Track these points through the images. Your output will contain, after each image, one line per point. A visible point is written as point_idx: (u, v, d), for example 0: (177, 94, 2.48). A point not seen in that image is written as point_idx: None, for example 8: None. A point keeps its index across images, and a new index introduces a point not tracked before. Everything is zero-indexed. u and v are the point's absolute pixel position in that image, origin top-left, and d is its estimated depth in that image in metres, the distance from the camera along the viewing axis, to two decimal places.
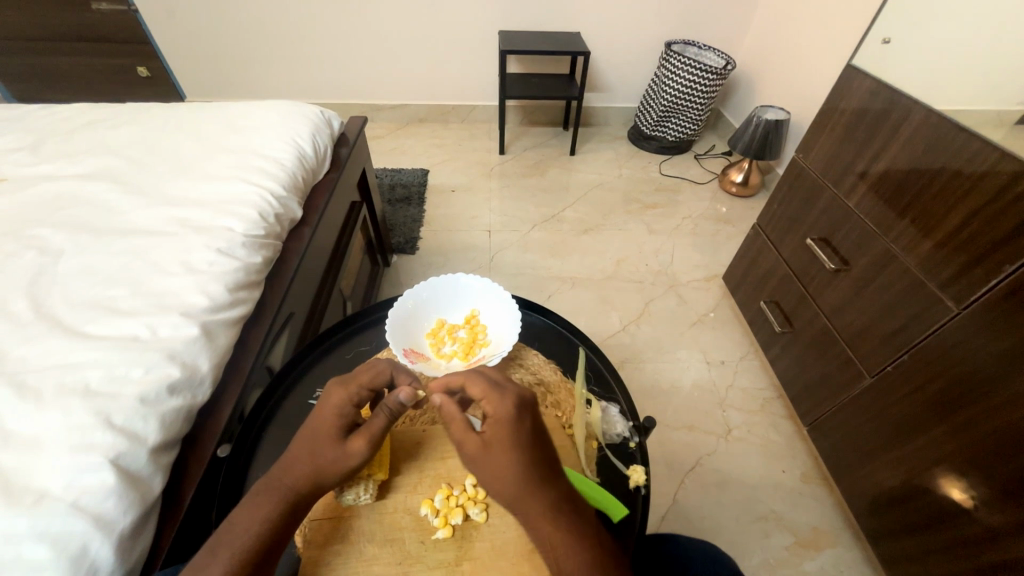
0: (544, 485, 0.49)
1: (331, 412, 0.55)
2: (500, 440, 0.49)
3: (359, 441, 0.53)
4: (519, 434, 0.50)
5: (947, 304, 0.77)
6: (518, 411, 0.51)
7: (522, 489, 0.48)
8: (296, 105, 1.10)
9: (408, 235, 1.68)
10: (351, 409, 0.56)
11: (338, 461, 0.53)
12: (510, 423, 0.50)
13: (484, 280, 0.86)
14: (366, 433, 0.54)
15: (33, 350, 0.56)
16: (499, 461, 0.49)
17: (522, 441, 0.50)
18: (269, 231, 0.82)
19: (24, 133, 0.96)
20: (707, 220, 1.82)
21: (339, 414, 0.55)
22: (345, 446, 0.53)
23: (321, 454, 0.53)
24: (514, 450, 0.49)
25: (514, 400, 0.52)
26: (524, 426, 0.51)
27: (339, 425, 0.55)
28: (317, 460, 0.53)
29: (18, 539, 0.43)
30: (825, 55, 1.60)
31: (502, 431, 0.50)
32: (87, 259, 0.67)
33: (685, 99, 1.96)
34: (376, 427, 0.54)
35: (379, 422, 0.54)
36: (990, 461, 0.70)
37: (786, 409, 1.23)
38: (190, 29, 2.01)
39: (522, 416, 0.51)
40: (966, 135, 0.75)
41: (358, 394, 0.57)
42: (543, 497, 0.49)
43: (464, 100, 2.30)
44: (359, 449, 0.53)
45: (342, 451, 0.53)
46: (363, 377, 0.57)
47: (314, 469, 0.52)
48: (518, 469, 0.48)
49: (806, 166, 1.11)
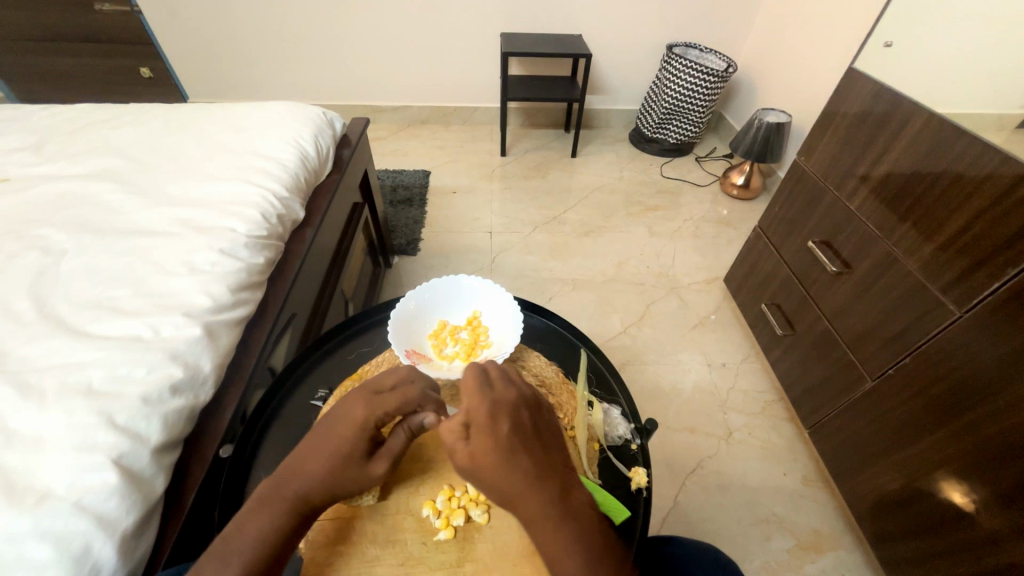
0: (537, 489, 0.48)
1: (354, 435, 0.54)
2: (485, 451, 0.49)
3: (381, 462, 0.55)
4: (501, 439, 0.50)
5: (949, 307, 0.77)
6: (498, 416, 0.51)
7: (516, 497, 0.48)
8: (299, 106, 1.10)
9: (410, 236, 1.68)
10: (373, 430, 0.55)
11: (357, 482, 0.53)
12: (491, 431, 0.50)
13: (486, 281, 0.86)
14: (389, 455, 0.56)
15: (36, 349, 0.56)
16: (489, 474, 0.48)
17: (504, 447, 0.49)
18: (272, 231, 0.82)
19: (27, 133, 0.96)
20: (708, 222, 1.82)
21: (362, 435, 0.54)
22: (367, 467, 0.54)
23: (341, 474, 0.52)
24: (499, 458, 0.49)
25: (490, 407, 0.51)
26: (503, 429, 0.50)
27: (360, 447, 0.54)
28: (336, 479, 0.52)
29: (18, 539, 0.43)
30: (826, 58, 1.60)
31: (486, 439, 0.49)
32: (91, 259, 0.67)
33: (686, 102, 1.97)
34: (395, 448, 0.57)
35: (398, 443, 0.57)
36: (993, 466, 0.70)
37: (787, 412, 1.23)
38: (192, 31, 2.02)
39: (497, 419, 0.51)
40: (968, 138, 0.75)
41: (382, 417, 0.55)
42: (536, 503, 0.48)
43: (465, 101, 2.31)
44: (379, 469, 0.55)
45: (363, 470, 0.54)
46: (390, 402, 0.56)
47: (333, 487, 0.52)
48: (508, 473, 0.48)
49: (807, 169, 1.11)
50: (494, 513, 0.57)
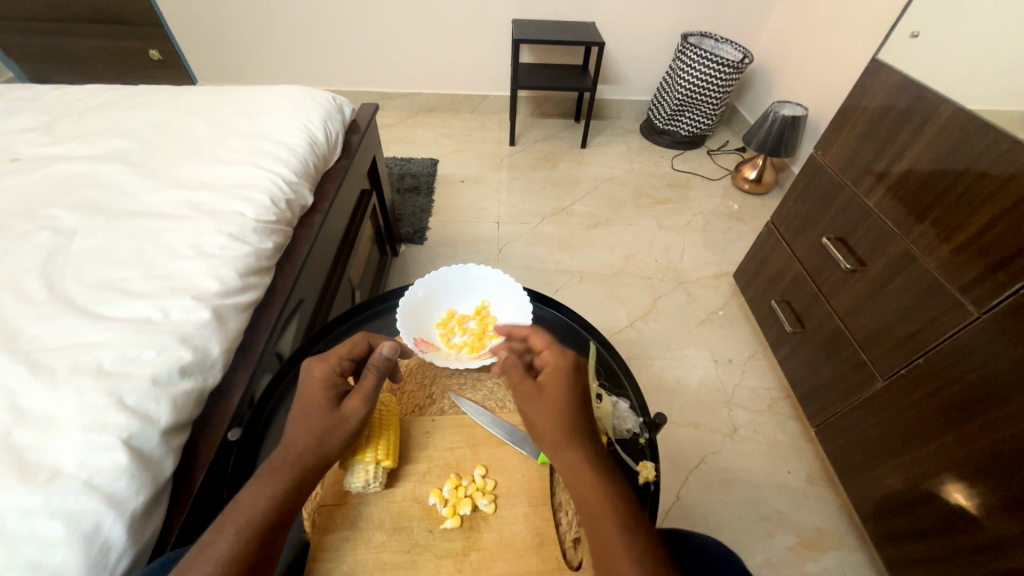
0: (586, 431, 0.55)
1: (317, 384, 0.58)
2: (554, 382, 0.58)
3: (354, 402, 0.57)
4: (573, 382, 0.58)
5: (966, 308, 0.76)
6: (573, 366, 0.60)
7: (563, 428, 0.54)
8: (308, 91, 1.09)
9: (417, 225, 1.67)
10: (336, 377, 0.59)
11: (338, 425, 0.55)
12: (565, 369, 0.59)
13: (496, 271, 0.86)
14: (359, 393, 0.57)
15: (47, 328, 0.56)
16: (552, 407, 0.56)
17: (575, 386, 0.58)
18: (281, 216, 0.82)
19: (38, 113, 0.96)
20: (718, 217, 1.80)
21: (324, 384, 0.57)
22: (339, 409, 0.56)
23: (318, 421, 0.55)
24: (563, 402, 0.56)
25: (568, 361, 0.60)
26: (574, 383, 0.58)
27: (328, 394, 0.57)
28: (315, 426, 0.54)
29: (31, 515, 0.43)
30: (847, 51, 1.56)
31: (557, 382, 0.57)
32: (100, 240, 0.67)
33: (699, 93, 1.93)
34: (368, 387, 0.58)
35: (370, 383, 0.58)
36: (1003, 471, 0.69)
37: (794, 410, 1.22)
38: (201, 12, 1.99)
39: (571, 373, 0.59)
40: (995, 135, 0.72)
41: (339, 364, 0.60)
42: (580, 438, 0.54)
43: (476, 90, 2.28)
44: (356, 409, 0.56)
45: (339, 414, 0.56)
46: (340, 349, 0.61)
47: (316, 441, 0.53)
48: (563, 415, 0.55)
49: (825, 163, 1.09)
50: (501, 503, 0.57)
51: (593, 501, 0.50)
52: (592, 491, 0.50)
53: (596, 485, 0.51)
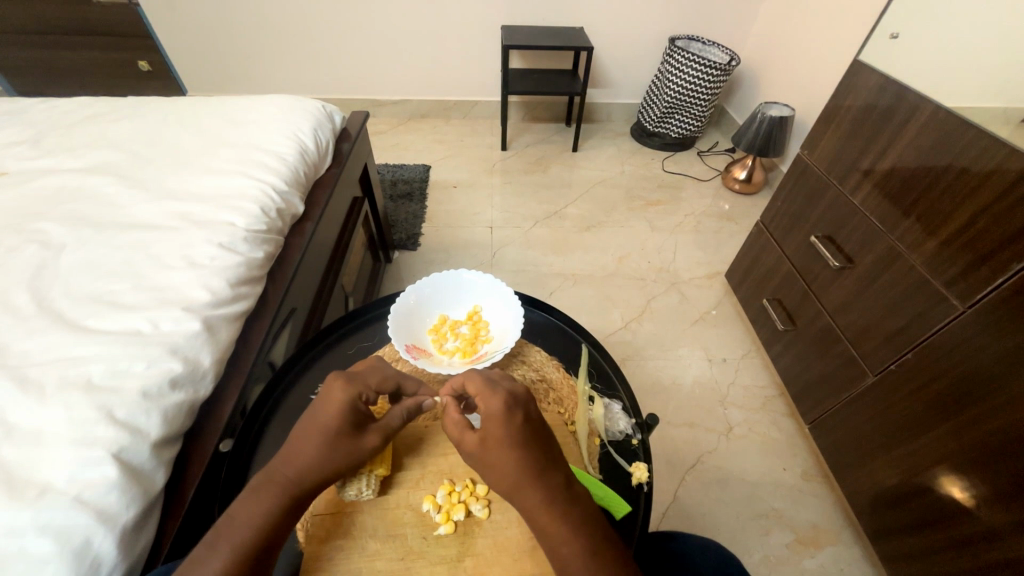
0: (540, 474, 0.50)
1: (343, 406, 0.56)
2: (492, 433, 0.52)
3: (374, 436, 0.57)
4: (510, 426, 0.53)
5: (952, 303, 0.77)
6: (506, 407, 0.54)
7: (514, 474, 0.50)
8: (298, 99, 1.09)
9: (410, 231, 1.67)
10: (361, 405, 0.58)
11: (352, 453, 0.54)
12: (498, 416, 0.53)
13: (486, 276, 0.86)
14: (382, 430, 0.58)
15: (35, 343, 0.56)
16: (495, 459, 0.51)
17: (513, 431, 0.52)
18: (271, 226, 0.82)
19: (25, 126, 0.96)
20: (709, 217, 1.81)
21: (349, 407, 0.56)
22: (359, 439, 0.56)
23: (333, 446, 0.54)
24: (506, 449, 0.51)
25: (498, 404, 0.54)
26: (515, 423, 0.53)
27: (349, 419, 0.55)
28: (329, 449, 0.53)
29: (20, 533, 0.43)
30: (830, 51, 1.59)
31: (494, 432, 0.52)
32: (89, 252, 0.67)
33: (687, 96, 1.95)
34: (391, 428, 0.59)
35: (394, 422, 0.59)
36: (993, 462, 0.70)
37: (788, 407, 1.23)
38: (190, 23, 2.00)
39: (509, 415, 0.53)
40: (975, 131, 0.74)
41: (366, 393, 0.59)
42: (536, 482, 0.50)
43: (466, 95, 2.30)
44: (372, 443, 0.56)
45: (356, 443, 0.55)
46: (369, 379, 0.60)
47: (325, 465, 0.53)
48: (511, 465, 0.50)
49: (811, 162, 1.10)
50: (494, 508, 0.57)
51: (561, 552, 0.48)
52: (556, 541, 0.48)
53: (561, 538, 0.48)
